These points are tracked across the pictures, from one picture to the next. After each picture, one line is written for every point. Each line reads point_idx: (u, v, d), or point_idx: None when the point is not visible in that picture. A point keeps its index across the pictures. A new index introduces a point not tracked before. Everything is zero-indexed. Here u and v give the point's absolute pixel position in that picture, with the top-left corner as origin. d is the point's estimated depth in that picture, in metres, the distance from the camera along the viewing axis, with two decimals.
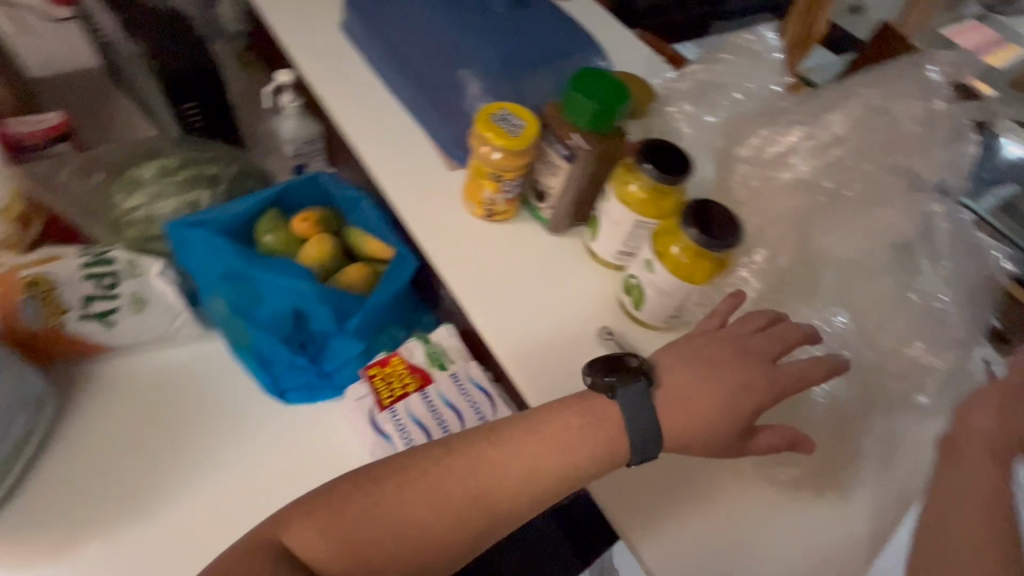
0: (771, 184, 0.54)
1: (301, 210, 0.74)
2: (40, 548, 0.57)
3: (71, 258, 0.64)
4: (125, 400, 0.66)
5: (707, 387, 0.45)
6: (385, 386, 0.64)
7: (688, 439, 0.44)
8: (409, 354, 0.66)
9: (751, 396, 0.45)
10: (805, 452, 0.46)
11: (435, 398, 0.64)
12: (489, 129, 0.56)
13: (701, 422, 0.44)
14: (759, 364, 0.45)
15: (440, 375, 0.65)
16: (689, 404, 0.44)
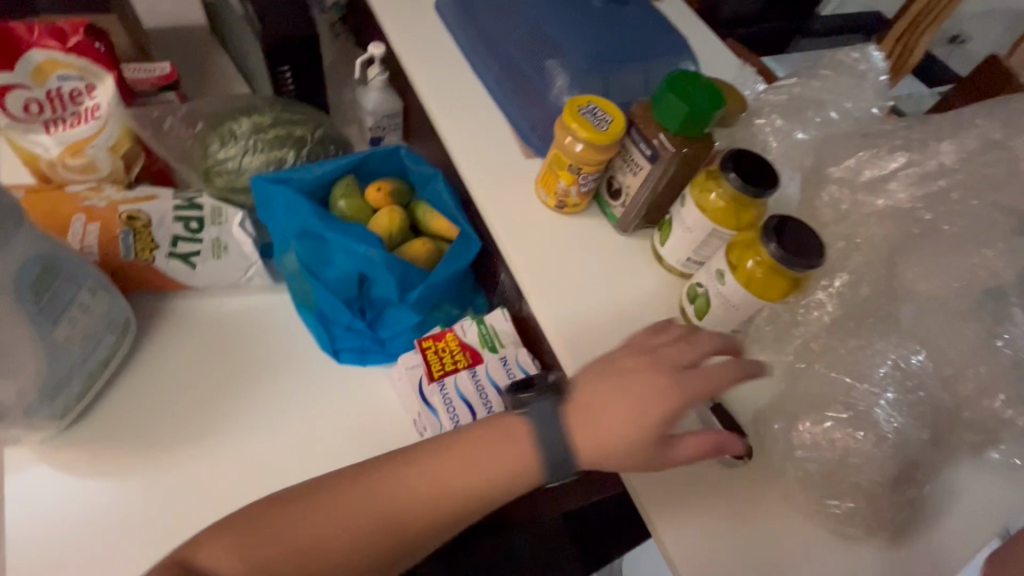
0: (862, 210, 0.53)
1: (376, 180, 0.76)
2: (109, 461, 0.62)
3: (166, 199, 0.69)
4: (181, 343, 0.70)
5: (619, 401, 0.45)
6: (437, 359, 0.66)
7: (604, 451, 0.44)
8: (462, 332, 0.68)
9: (651, 404, 0.44)
10: (733, 454, 0.44)
11: (483, 379, 0.65)
12: (576, 120, 0.56)
13: (612, 438, 0.44)
14: (669, 377, 0.45)
15: (490, 356, 0.66)
16: (600, 415, 0.45)
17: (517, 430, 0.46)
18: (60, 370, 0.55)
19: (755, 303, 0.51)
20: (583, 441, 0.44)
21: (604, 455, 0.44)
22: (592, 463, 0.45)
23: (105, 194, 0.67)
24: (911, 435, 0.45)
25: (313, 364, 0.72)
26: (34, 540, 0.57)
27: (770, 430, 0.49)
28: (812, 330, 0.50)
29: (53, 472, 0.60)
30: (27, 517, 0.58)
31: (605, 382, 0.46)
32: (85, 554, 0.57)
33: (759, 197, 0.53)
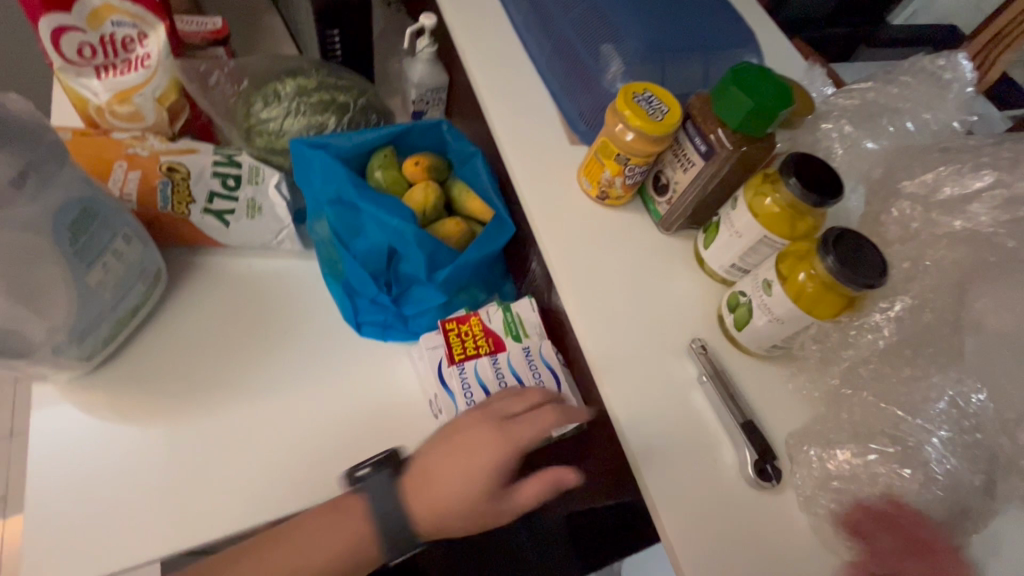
0: (934, 229, 0.49)
1: (415, 154, 0.75)
2: (132, 407, 0.62)
3: (205, 155, 0.69)
4: (202, 300, 0.70)
5: (452, 466, 0.46)
6: (459, 342, 0.64)
7: (446, 508, 0.45)
8: (487, 317, 0.66)
9: (480, 457, 0.46)
10: (574, 482, 0.45)
11: (504, 367, 0.63)
12: (629, 108, 0.53)
13: (451, 499, 0.45)
14: (500, 434, 0.47)
15: (513, 345, 0.65)
16: (439, 482, 0.46)
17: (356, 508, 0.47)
18: (89, 313, 0.55)
19: (802, 319, 0.48)
20: (425, 508, 0.46)
21: (449, 519, 0.45)
22: (441, 526, 0.46)
23: (149, 143, 0.68)
24: (966, 480, 0.40)
25: (336, 334, 0.71)
26: (54, 475, 0.58)
27: (802, 454, 0.46)
28: (861, 354, 0.47)
29: (78, 411, 0.61)
30: (49, 451, 0.59)
31: (444, 449, 0.47)
32: (102, 495, 0.58)
33: (821, 207, 0.49)
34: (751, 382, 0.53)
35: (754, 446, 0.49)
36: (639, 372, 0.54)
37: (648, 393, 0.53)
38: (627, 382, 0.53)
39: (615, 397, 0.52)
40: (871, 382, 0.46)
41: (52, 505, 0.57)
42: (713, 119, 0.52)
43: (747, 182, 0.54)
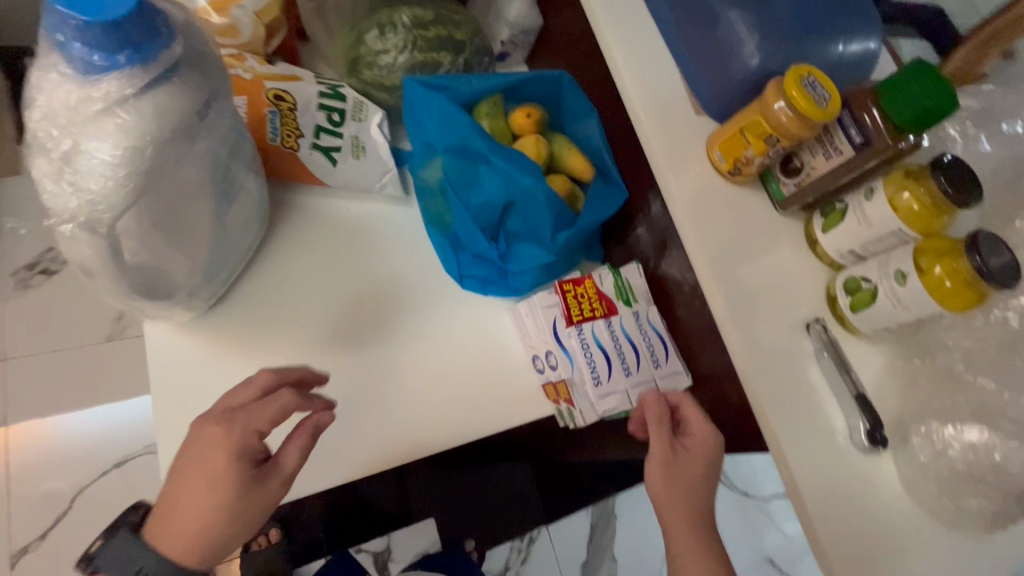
0: None
1: (523, 104, 0.72)
2: (248, 351, 0.62)
3: (310, 84, 0.63)
4: (305, 246, 0.67)
5: (195, 495, 0.46)
6: (576, 303, 0.65)
7: (198, 531, 0.46)
8: (601, 281, 0.67)
9: (211, 463, 0.46)
10: (327, 422, 0.50)
11: (619, 330, 0.66)
12: (796, 89, 0.53)
13: (201, 517, 0.46)
14: (225, 447, 0.46)
15: (624, 310, 0.67)
16: (183, 516, 0.46)
17: None
18: (220, 253, 0.52)
19: (933, 309, 0.53)
20: (179, 544, 0.46)
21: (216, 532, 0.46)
22: (205, 553, 0.47)
23: (249, 64, 0.61)
24: None
25: (439, 288, 0.71)
26: (182, 415, 0.59)
27: (917, 428, 0.54)
28: (977, 340, 0.53)
29: (194, 353, 0.61)
30: (170, 392, 0.59)
31: (179, 482, 0.46)
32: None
33: (962, 206, 0.53)
34: (861, 361, 0.59)
35: (868, 418, 0.55)
36: (764, 347, 0.58)
37: (773, 365, 0.58)
38: (756, 356, 0.58)
39: (748, 370, 0.57)
40: (985, 367, 0.52)
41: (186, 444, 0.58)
42: (874, 111, 0.54)
43: (885, 175, 0.57)
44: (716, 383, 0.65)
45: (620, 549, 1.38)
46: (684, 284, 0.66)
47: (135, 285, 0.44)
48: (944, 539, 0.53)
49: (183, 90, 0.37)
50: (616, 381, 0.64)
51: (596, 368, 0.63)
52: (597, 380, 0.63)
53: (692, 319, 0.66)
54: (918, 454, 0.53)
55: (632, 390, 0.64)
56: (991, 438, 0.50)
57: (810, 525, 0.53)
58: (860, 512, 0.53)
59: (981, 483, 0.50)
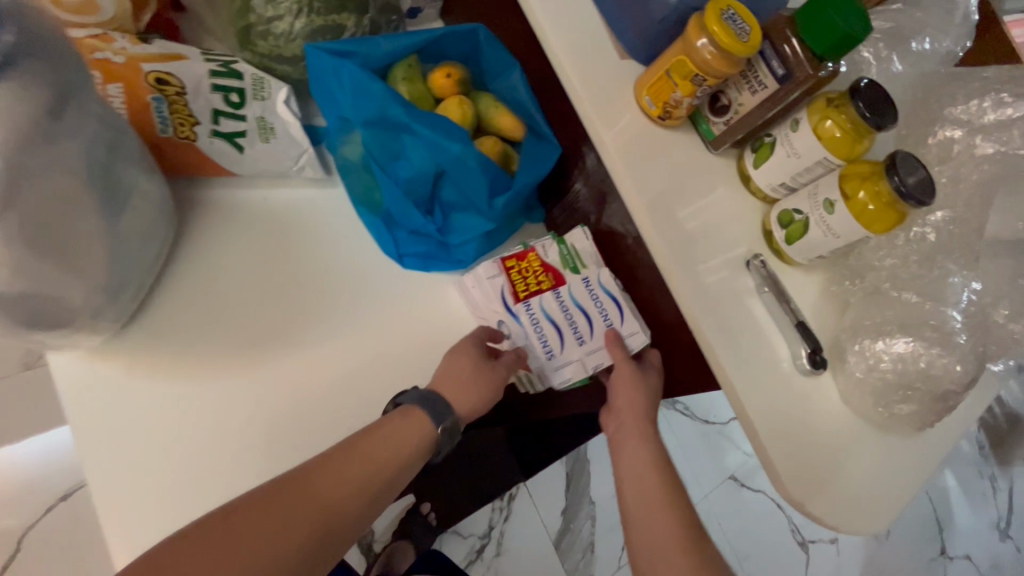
0: (972, 152, 0.55)
1: (442, 63, 0.67)
2: (181, 364, 0.57)
3: (198, 62, 0.56)
4: (224, 243, 0.61)
5: (459, 362, 0.60)
6: (521, 279, 0.64)
7: (462, 388, 0.59)
8: (545, 252, 0.66)
9: (471, 343, 0.62)
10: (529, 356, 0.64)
11: (569, 298, 0.65)
12: (717, 23, 0.52)
13: (465, 377, 0.59)
14: (478, 336, 0.63)
15: (573, 278, 0.65)
16: (453, 380, 0.59)
17: (408, 414, 0.55)
18: (125, 265, 0.47)
19: (860, 233, 0.55)
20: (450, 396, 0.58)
21: (466, 392, 0.59)
22: (461, 410, 0.58)
23: (119, 45, 0.53)
24: (973, 350, 0.53)
25: (378, 270, 0.67)
26: (123, 441, 0.55)
27: (851, 347, 0.56)
28: (902, 255, 0.56)
29: (123, 375, 0.56)
30: (106, 419, 0.55)
31: (445, 365, 0.61)
32: (185, 454, 0.56)
33: (880, 128, 0.54)
34: (799, 289, 0.61)
35: (808, 343, 0.58)
36: (709, 288, 0.59)
37: (721, 306, 0.59)
38: (705, 299, 0.59)
39: (697, 315, 0.58)
40: (910, 282, 0.55)
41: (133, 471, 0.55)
42: (794, 42, 0.54)
43: (808, 104, 0.58)
44: (667, 329, 0.67)
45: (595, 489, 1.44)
46: (627, 236, 0.66)
47: (20, 315, 0.39)
48: (875, 444, 0.58)
49: (26, 85, 0.32)
50: (568, 350, 0.63)
51: (546, 341, 0.63)
52: (549, 353, 0.63)
53: (639, 270, 0.67)
54: (853, 371, 0.55)
55: (585, 357, 0.63)
56: (917, 346, 0.53)
57: (765, 453, 0.55)
58: (808, 433, 0.57)
59: (911, 391, 0.54)
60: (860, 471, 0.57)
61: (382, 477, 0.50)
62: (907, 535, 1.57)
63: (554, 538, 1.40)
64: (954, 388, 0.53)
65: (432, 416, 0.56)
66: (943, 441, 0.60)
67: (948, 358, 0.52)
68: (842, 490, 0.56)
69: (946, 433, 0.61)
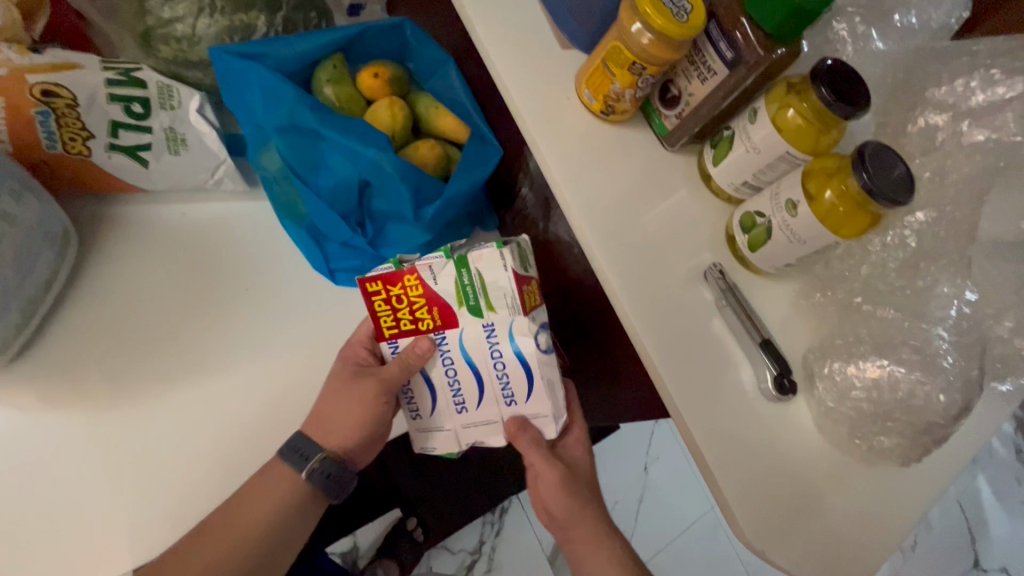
0: (961, 140, 0.47)
1: (371, 61, 0.62)
2: (82, 398, 0.53)
3: (92, 70, 0.52)
4: (143, 265, 0.58)
5: (332, 394, 0.53)
6: (390, 312, 0.49)
7: (337, 421, 0.52)
8: (432, 276, 0.47)
9: (340, 367, 0.53)
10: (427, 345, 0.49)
11: (454, 351, 0.49)
12: (651, 4, 0.45)
13: (340, 406, 0.52)
14: (350, 353, 0.53)
15: (467, 319, 0.48)
16: (326, 413, 0.52)
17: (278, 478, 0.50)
18: None
19: (827, 238, 0.48)
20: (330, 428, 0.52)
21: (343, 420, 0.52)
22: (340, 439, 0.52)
23: (3, 56, 0.49)
24: (965, 373, 0.45)
25: (304, 288, 0.62)
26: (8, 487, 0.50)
27: (821, 370, 0.48)
28: (881, 263, 0.48)
29: (15, 412, 0.52)
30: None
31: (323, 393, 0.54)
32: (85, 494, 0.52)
33: (849, 117, 0.47)
34: (767, 301, 0.53)
35: (775, 363, 0.50)
36: (658, 305, 0.52)
37: (672, 324, 0.52)
38: (654, 317, 0.52)
39: (643, 336, 0.51)
40: (888, 295, 0.48)
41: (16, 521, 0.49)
42: (744, 21, 0.46)
43: (768, 90, 0.50)
44: (616, 348, 0.59)
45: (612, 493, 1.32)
46: (574, 245, 0.60)
47: None
48: (856, 481, 0.50)
49: None
50: (445, 417, 0.52)
51: (413, 400, 0.52)
52: (416, 412, 0.53)
53: (587, 282, 0.60)
54: (824, 399, 0.48)
55: (462, 432, 0.52)
56: (895, 369, 0.45)
57: (718, 492, 0.48)
58: (774, 469, 0.49)
59: (891, 422, 0.46)
60: (837, 511, 0.49)
61: (248, 536, 0.49)
62: (934, 550, 1.44)
63: (549, 555, 1.34)
64: (939, 421, 0.45)
65: (292, 463, 0.51)
66: (938, 474, 0.52)
67: (930, 386, 0.44)
68: (815, 538, 0.48)
69: (941, 465, 0.53)
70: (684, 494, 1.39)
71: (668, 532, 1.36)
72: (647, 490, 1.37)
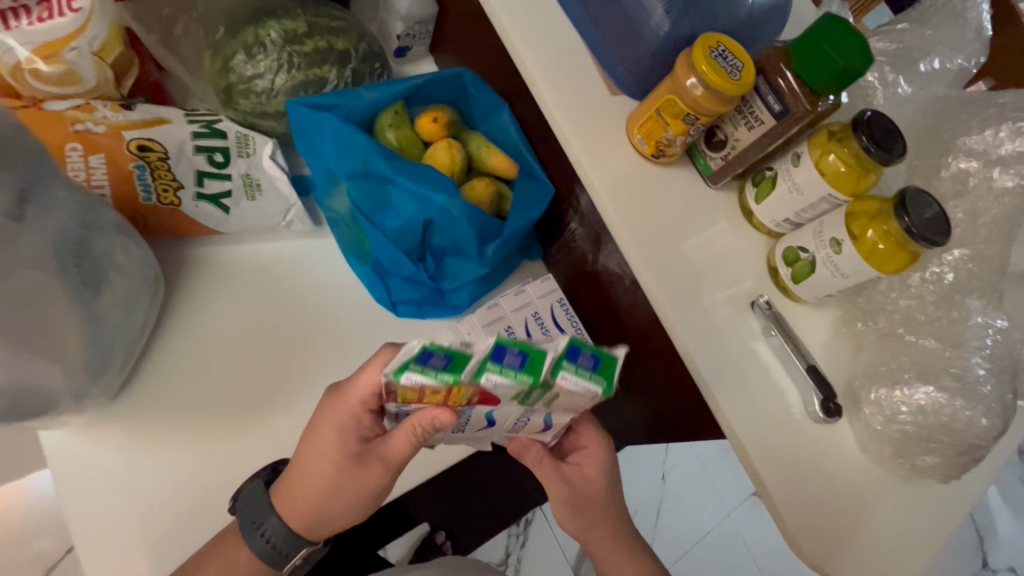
0: (992, 185, 0.52)
1: (427, 107, 0.67)
2: (167, 434, 0.56)
3: (180, 124, 0.56)
4: (220, 307, 0.61)
5: (320, 464, 0.49)
6: (420, 395, 0.38)
7: (322, 495, 0.49)
8: (492, 388, 0.36)
9: (328, 434, 0.48)
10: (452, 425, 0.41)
11: (477, 414, 0.43)
12: (706, 63, 0.50)
13: (328, 479, 0.49)
14: (344, 414, 0.47)
15: (509, 404, 0.40)
16: (306, 485, 0.49)
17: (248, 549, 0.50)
18: (105, 345, 0.47)
19: (871, 274, 0.52)
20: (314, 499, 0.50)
21: (325, 503, 0.50)
22: (327, 513, 0.50)
23: (100, 114, 0.53)
24: (998, 395, 0.50)
25: (368, 320, 0.65)
26: (105, 522, 0.52)
27: (867, 396, 0.52)
28: (920, 296, 0.53)
29: (110, 449, 0.54)
30: (85, 499, 0.53)
31: (303, 454, 0.50)
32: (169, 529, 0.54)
33: (887, 163, 0.51)
34: (811, 329, 0.57)
35: (821, 389, 0.54)
36: (714, 337, 0.55)
37: (727, 353, 0.55)
38: (712, 349, 0.55)
39: (702, 367, 0.54)
40: (927, 326, 0.52)
41: (115, 553, 0.52)
42: (789, 76, 0.51)
43: (810, 136, 0.55)
44: (669, 373, 0.63)
45: (633, 503, 1.35)
46: (624, 277, 0.64)
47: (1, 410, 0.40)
48: (902, 498, 0.54)
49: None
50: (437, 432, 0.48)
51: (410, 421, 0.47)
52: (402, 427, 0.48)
53: (637, 311, 0.63)
54: (871, 422, 0.52)
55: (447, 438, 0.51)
56: (939, 396, 0.49)
57: (777, 513, 0.51)
58: (828, 489, 0.53)
59: (936, 444, 0.50)
60: (885, 526, 0.53)
61: None
62: (948, 551, 1.47)
63: (572, 564, 1.36)
64: (980, 442, 0.50)
65: (258, 549, 0.50)
66: (971, 487, 0.56)
67: (972, 411, 0.49)
68: (865, 551, 0.52)
69: (975, 479, 0.57)
70: (703, 501, 1.43)
71: (686, 540, 1.39)
72: (667, 498, 1.41)
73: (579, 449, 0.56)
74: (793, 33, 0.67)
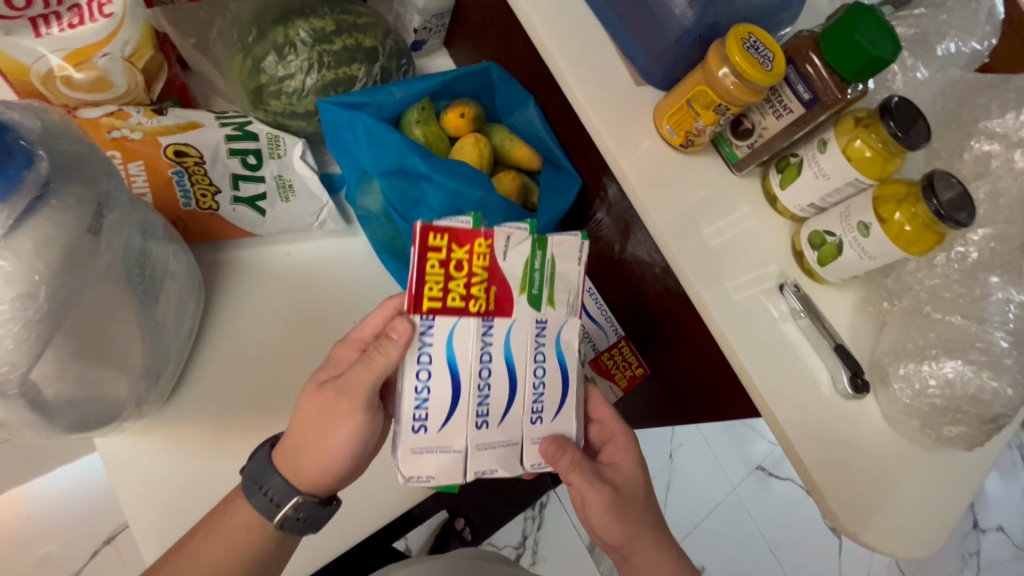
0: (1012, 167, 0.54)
1: (452, 102, 0.67)
2: (215, 437, 0.57)
3: (213, 127, 0.56)
4: (255, 309, 0.61)
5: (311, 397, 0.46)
6: (443, 276, 0.40)
7: (304, 433, 0.45)
8: (504, 250, 0.43)
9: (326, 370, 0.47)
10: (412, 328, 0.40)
11: (495, 358, 0.43)
12: (739, 53, 0.50)
13: (311, 416, 0.45)
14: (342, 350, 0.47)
15: (522, 300, 0.43)
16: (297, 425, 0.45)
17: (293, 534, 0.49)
18: (161, 348, 0.50)
19: (897, 255, 0.54)
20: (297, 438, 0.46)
21: (305, 440, 0.45)
22: (304, 457, 0.46)
23: (135, 120, 0.54)
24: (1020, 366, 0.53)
25: None
26: (165, 524, 0.53)
27: (896, 371, 0.54)
28: (946, 274, 0.55)
29: (163, 454, 0.55)
30: (140, 503, 0.53)
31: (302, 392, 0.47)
32: None
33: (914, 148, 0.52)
34: (840, 311, 0.60)
35: (847, 365, 0.56)
36: (749, 320, 0.57)
37: (761, 334, 0.57)
38: (750, 331, 0.57)
39: (740, 350, 0.55)
40: (953, 303, 0.55)
41: None
42: (817, 63, 0.53)
43: (836, 124, 0.56)
44: (700, 356, 0.65)
45: None
46: (654, 265, 0.65)
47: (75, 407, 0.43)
48: (929, 467, 0.57)
49: None
50: (461, 433, 0.43)
51: (424, 412, 0.42)
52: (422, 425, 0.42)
53: (668, 297, 0.65)
54: (900, 396, 0.54)
55: (476, 447, 0.43)
56: (966, 368, 0.52)
57: (815, 487, 0.53)
58: (862, 462, 0.55)
59: (963, 414, 0.53)
60: (915, 493, 0.56)
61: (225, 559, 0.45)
62: None
63: (587, 544, 1.40)
64: (1005, 410, 0.53)
65: (261, 507, 0.46)
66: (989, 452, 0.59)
67: (999, 382, 0.52)
68: (899, 518, 0.54)
69: (992, 446, 0.60)
70: (711, 477, 1.47)
71: (696, 514, 1.43)
72: (677, 476, 1.45)
73: (606, 445, 0.56)
74: (810, 19, 0.68)
